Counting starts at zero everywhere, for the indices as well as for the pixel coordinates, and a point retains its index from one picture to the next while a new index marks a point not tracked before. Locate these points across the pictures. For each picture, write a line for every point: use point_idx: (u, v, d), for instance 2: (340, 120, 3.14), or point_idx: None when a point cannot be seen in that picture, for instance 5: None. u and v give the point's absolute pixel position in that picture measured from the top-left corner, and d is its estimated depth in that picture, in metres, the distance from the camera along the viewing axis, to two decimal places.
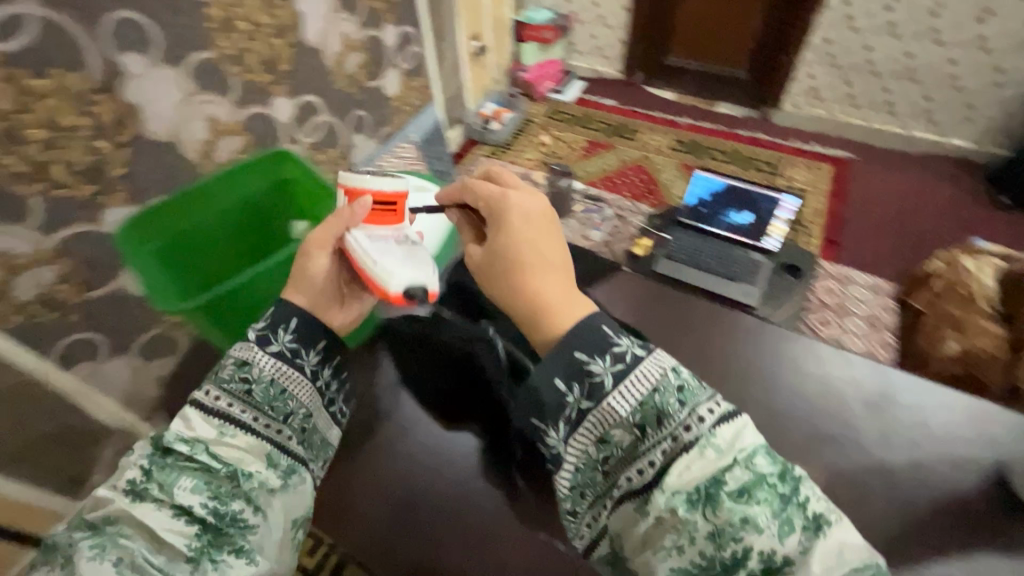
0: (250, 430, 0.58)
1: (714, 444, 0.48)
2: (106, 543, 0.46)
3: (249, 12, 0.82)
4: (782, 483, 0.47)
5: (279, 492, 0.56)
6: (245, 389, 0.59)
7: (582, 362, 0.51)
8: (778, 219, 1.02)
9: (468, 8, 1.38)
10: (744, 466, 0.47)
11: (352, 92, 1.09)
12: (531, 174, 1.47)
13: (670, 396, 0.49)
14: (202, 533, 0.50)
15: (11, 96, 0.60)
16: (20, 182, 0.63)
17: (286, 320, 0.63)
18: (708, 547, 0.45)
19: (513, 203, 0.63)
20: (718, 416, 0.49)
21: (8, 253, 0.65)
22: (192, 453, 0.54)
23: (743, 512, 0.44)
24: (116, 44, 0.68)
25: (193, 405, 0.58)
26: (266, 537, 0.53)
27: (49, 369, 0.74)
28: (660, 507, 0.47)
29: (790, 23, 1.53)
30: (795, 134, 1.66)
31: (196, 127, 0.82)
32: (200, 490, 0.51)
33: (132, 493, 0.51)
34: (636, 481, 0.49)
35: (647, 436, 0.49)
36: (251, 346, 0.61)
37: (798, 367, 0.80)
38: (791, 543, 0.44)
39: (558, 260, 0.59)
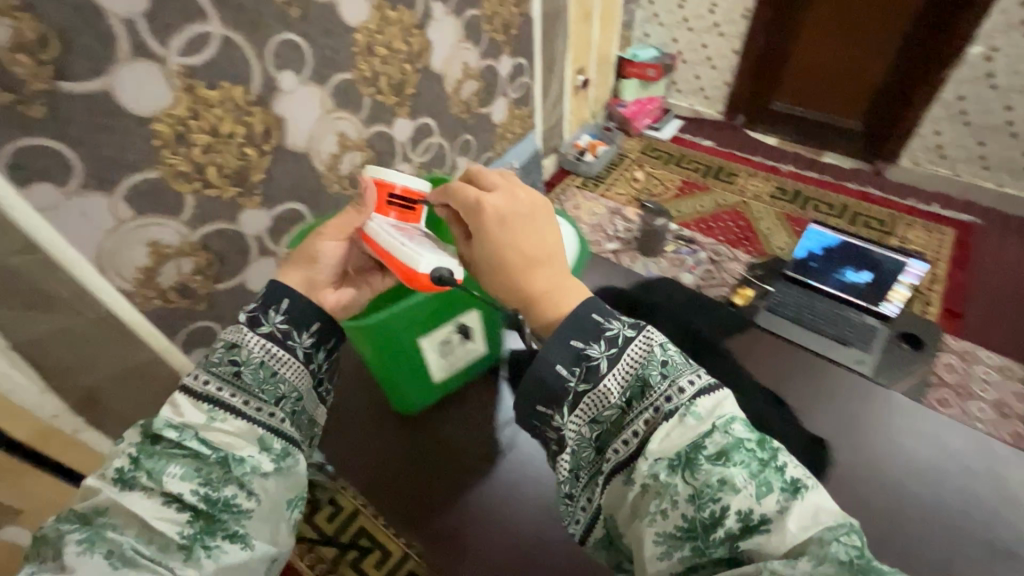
0: (239, 414, 0.51)
1: (693, 411, 0.46)
2: (93, 538, 0.41)
3: (388, 38, 0.88)
4: (759, 450, 0.43)
5: (273, 475, 0.50)
6: (235, 370, 0.52)
7: (580, 348, 0.49)
8: (901, 283, 0.93)
9: (578, 44, 1.43)
10: (723, 431, 0.44)
11: (464, 117, 1.13)
12: (622, 209, 1.45)
13: (654, 368, 0.48)
14: (195, 520, 0.45)
15: (187, 104, 0.66)
16: (180, 181, 0.69)
17: (276, 300, 0.55)
18: (689, 510, 0.41)
19: (488, 207, 0.56)
20: (699, 387, 0.47)
21: (160, 243, 0.71)
22: (180, 440, 0.48)
23: (719, 472, 0.41)
24: (277, 62, 0.74)
25: (182, 391, 0.51)
26: (263, 519, 0.48)
27: (172, 350, 0.79)
28: (643, 475, 0.44)
29: (916, 83, 1.46)
30: (911, 192, 1.56)
31: (328, 141, 0.86)
32: (190, 478, 0.46)
33: (119, 483, 0.45)
34: (621, 453, 0.47)
35: (632, 408, 0.48)
36: (241, 329, 0.54)
37: (943, 445, 0.67)
38: (771, 507, 0.40)
39: (551, 251, 0.54)
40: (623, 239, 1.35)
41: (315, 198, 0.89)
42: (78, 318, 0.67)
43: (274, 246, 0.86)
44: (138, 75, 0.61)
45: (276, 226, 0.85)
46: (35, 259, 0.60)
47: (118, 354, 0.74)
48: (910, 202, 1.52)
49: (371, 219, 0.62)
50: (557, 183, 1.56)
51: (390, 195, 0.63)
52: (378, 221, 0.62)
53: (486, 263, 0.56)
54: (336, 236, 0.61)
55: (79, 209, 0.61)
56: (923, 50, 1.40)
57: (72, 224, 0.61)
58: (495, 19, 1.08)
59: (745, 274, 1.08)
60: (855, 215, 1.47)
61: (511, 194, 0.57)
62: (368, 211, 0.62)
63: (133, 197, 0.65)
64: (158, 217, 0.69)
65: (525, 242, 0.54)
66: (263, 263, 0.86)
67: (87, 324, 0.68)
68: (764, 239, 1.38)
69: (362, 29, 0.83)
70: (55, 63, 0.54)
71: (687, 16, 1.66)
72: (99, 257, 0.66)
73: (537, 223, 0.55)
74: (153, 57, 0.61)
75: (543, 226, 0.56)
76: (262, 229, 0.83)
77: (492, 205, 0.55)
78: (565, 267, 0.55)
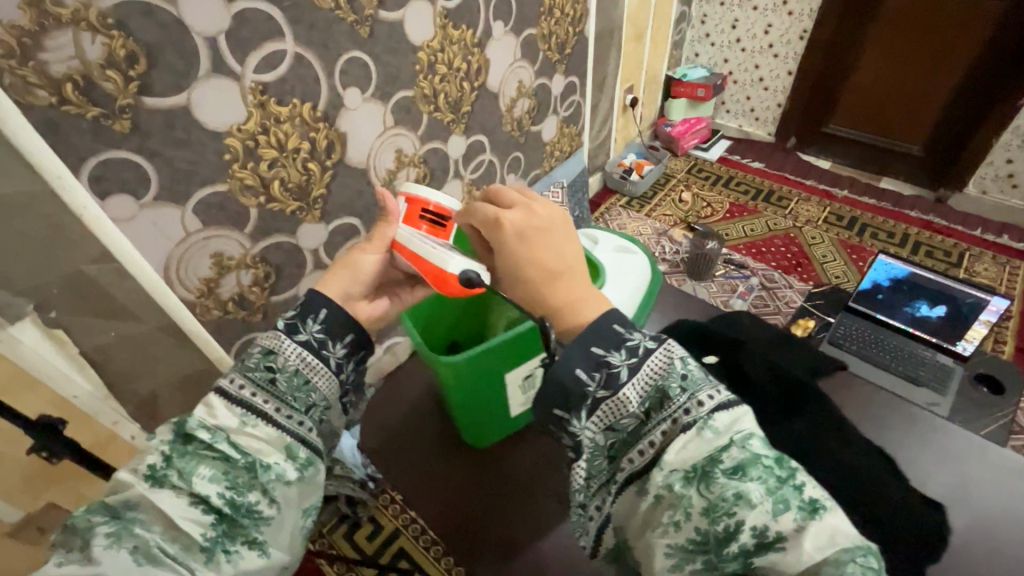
0: (270, 421, 0.47)
1: (711, 424, 0.40)
2: (121, 531, 0.38)
3: (449, 57, 0.88)
4: (778, 467, 0.38)
5: (296, 483, 0.46)
6: (269, 376, 0.48)
7: (599, 355, 0.42)
8: (979, 321, 0.88)
9: (628, 65, 1.45)
10: (741, 445, 0.38)
11: (515, 135, 1.13)
12: (669, 231, 1.43)
13: (672, 379, 0.42)
14: (218, 522, 0.42)
15: (258, 120, 0.66)
16: (247, 195, 0.70)
17: (316, 308, 0.52)
18: (702, 523, 0.37)
19: (508, 226, 0.50)
20: (719, 401, 0.41)
21: (223, 255, 0.71)
22: (212, 441, 0.44)
23: (734, 487, 0.36)
24: (344, 79, 0.74)
25: (216, 392, 0.47)
26: (284, 528, 0.45)
27: (226, 360, 0.79)
28: (657, 485, 0.40)
29: (985, 107, 1.42)
30: (978, 222, 1.49)
31: (386, 158, 0.87)
32: (218, 481, 0.42)
33: (149, 479, 0.41)
34: (637, 464, 0.42)
35: (650, 419, 0.42)
36: (278, 333, 0.50)
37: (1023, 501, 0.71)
38: (788, 525, 0.35)
39: (572, 264, 0.48)
40: (671, 262, 1.32)
41: (369, 213, 0.89)
42: (141, 327, 0.67)
43: (328, 259, 0.86)
44: (215, 91, 0.61)
45: (331, 240, 0.85)
46: (109, 268, 0.61)
47: (175, 362, 0.74)
48: (978, 233, 1.45)
49: (400, 229, 0.60)
50: (602, 202, 1.57)
51: (421, 208, 0.61)
52: (407, 230, 0.60)
53: (506, 279, 0.51)
54: (374, 249, 0.59)
55: (152, 221, 0.62)
56: (990, 74, 1.38)
57: (144, 235, 0.62)
58: (551, 39, 1.08)
59: (805, 302, 1.11)
60: (918, 244, 1.42)
61: (528, 208, 0.51)
62: (397, 221, 0.61)
63: (201, 210, 0.66)
64: (222, 229, 0.69)
65: (545, 255, 0.48)
66: (317, 276, 0.86)
67: (148, 332, 0.69)
68: (820, 266, 1.33)
69: (425, 47, 0.83)
70: (140, 79, 0.55)
71: (740, 38, 1.71)
72: (166, 268, 0.66)
73: (560, 239, 0.49)
74: (230, 74, 0.62)
75: (562, 238, 0.50)
76: (318, 242, 0.83)
77: (511, 221, 0.50)
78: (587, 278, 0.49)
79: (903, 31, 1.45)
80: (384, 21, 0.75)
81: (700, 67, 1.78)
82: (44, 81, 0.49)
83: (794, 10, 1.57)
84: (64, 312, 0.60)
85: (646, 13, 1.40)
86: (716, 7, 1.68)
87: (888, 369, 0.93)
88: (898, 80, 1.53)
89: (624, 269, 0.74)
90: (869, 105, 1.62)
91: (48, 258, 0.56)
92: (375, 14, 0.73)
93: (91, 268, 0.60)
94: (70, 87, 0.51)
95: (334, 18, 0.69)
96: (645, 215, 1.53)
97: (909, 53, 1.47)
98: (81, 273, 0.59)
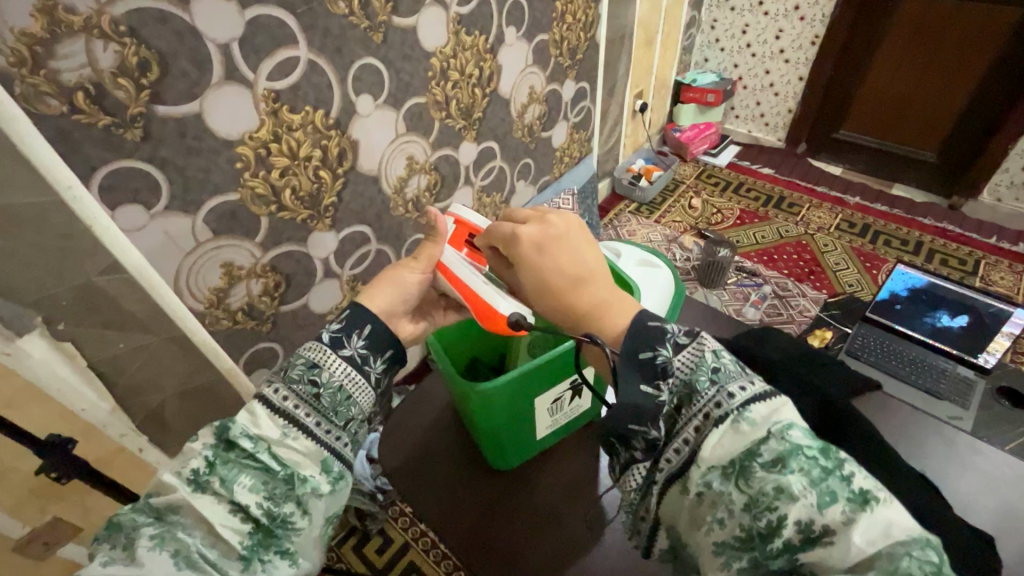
0: (311, 435, 0.45)
1: (746, 416, 0.36)
2: (163, 534, 0.37)
3: (461, 63, 0.87)
4: (823, 457, 0.34)
5: (329, 496, 0.44)
6: (314, 392, 0.46)
7: (649, 359, 0.41)
8: (1001, 333, 0.88)
9: (639, 70, 1.44)
10: (780, 436, 0.35)
11: (526, 141, 1.11)
12: (679, 238, 1.42)
13: (701, 373, 0.40)
14: (254, 531, 0.40)
15: (270, 127, 0.65)
16: (258, 204, 0.68)
17: (361, 323, 0.51)
18: (744, 519, 0.33)
19: (526, 240, 0.49)
20: (753, 392, 0.38)
21: (233, 264, 0.70)
22: (254, 451, 0.43)
23: (774, 480, 0.33)
24: (357, 86, 0.73)
25: (258, 400, 0.45)
26: (313, 541, 0.43)
27: (235, 371, 0.78)
28: (694, 482, 0.36)
29: (1003, 114, 1.41)
30: (993, 229, 1.47)
31: (398, 165, 0.85)
32: (257, 490, 0.41)
33: (191, 484, 0.40)
34: (674, 463, 0.38)
35: (682, 415, 0.40)
36: (322, 347, 0.49)
37: None
38: (837, 519, 0.31)
39: (596, 270, 0.47)
40: (682, 269, 1.32)
41: (380, 221, 0.88)
42: (151, 338, 0.66)
43: (338, 268, 0.85)
44: (228, 99, 0.60)
45: (342, 248, 0.84)
46: (118, 279, 0.60)
47: (185, 372, 0.73)
48: (993, 240, 1.44)
49: (445, 251, 0.59)
50: (610, 209, 1.56)
51: (466, 232, 0.61)
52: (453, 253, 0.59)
53: (531, 291, 0.49)
54: (418, 269, 0.57)
55: (164, 230, 0.61)
56: (1008, 81, 1.37)
57: (155, 245, 0.61)
58: (563, 45, 1.07)
59: (821, 312, 1.08)
60: (933, 252, 1.40)
61: (542, 219, 0.50)
62: (443, 242, 0.59)
63: (212, 219, 0.65)
64: (233, 238, 0.68)
65: (567, 264, 0.47)
66: (326, 285, 0.85)
67: (158, 343, 0.67)
68: (833, 274, 1.33)
69: (438, 53, 0.82)
70: (153, 86, 0.54)
71: (750, 43, 1.70)
72: (176, 278, 0.65)
73: (584, 248, 0.48)
74: (243, 81, 0.60)
75: (583, 245, 0.49)
76: (328, 251, 0.82)
77: (527, 234, 0.49)
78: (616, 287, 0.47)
79: (919, 38, 1.44)
80: (397, 27, 0.74)
81: (710, 73, 1.77)
82: (55, 89, 0.48)
83: (807, 15, 1.56)
84: (72, 324, 0.59)
85: (657, 18, 1.39)
86: (726, 12, 1.68)
87: (906, 381, 0.95)
88: (913, 87, 1.52)
89: (647, 284, 0.73)
90: (883, 111, 1.60)
91: (58, 270, 0.55)
92: (389, 20, 0.72)
93: (100, 279, 0.58)
94: (81, 95, 0.49)
95: (348, 24, 0.68)
96: (655, 221, 1.52)
97: (925, 60, 1.46)
98: (92, 285, 0.58)
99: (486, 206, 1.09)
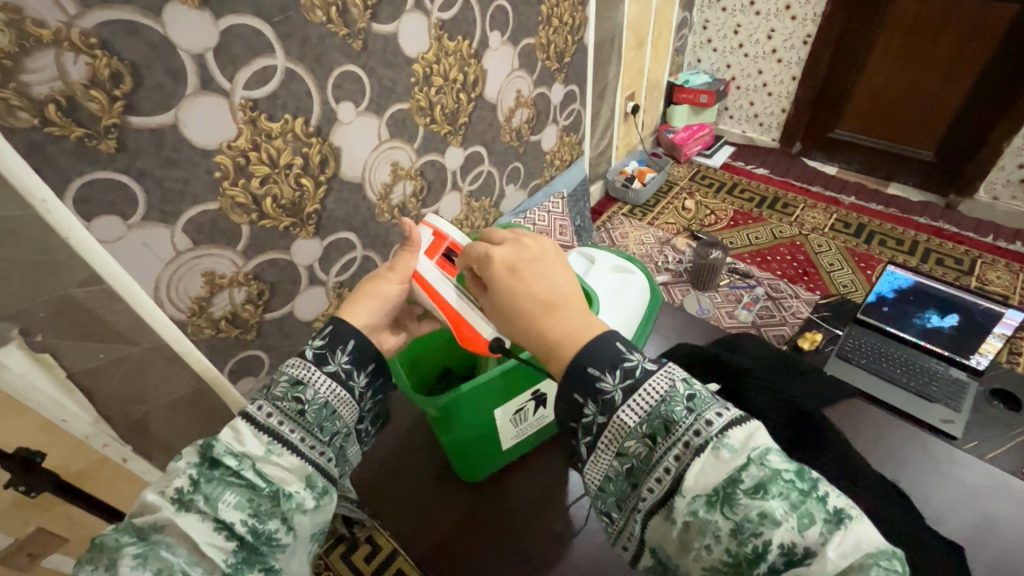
0: (297, 451, 0.44)
1: (725, 442, 0.34)
2: (147, 553, 0.36)
3: (445, 68, 0.86)
4: (800, 479, 0.32)
5: (313, 512, 0.43)
6: (298, 408, 0.45)
7: (594, 377, 0.39)
8: (993, 333, 0.87)
9: (630, 73, 1.44)
10: (759, 462, 0.33)
11: (515, 145, 1.11)
12: (672, 240, 1.42)
13: (676, 402, 0.37)
14: (238, 549, 0.39)
15: (249, 136, 0.65)
16: (238, 213, 0.68)
17: (343, 339, 0.50)
18: (731, 545, 0.32)
19: (498, 262, 0.47)
20: (729, 418, 0.36)
21: (215, 273, 0.70)
22: (238, 468, 0.41)
23: (757, 505, 0.31)
24: (337, 94, 0.73)
25: (242, 417, 0.44)
26: (296, 555, 0.42)
27: (218, 378, 0.78)
28: (680, 512, 0.34)
29: (999, 109, 1.39)
30: (989, 228, 1.46)
31: (383, 171, 0.85)
32: (242, 507, 0.40)
33: (176, 502, 0.39)
34: (657, 493, 0.36)
35: (658, 445, 0.36)
36: (306, 364, 0.48)
37: None
38: (815, 539, 0.30)
39: (571, 297, 0.44)
40: (674, 271, 1.31)
41: (366, 228, 0.88)
42: (133, 348, 0.66)
43: (324, 275, 0.85)
44: (204, 111, 0.60)
45: (328, 256, 0.84)
46: (97, 290, 0.60)
47: (168, 383, 0.73)
48: (989, 239, 1.43)
49: (421, 261, 0.59)
50: (603, 211, 1.56)
51: (442, 243, 0.60)
52: (429, 264, 0.59)
53: (501, 314, 0.46)
54: (396, 281, 0.57)
55: (142, 241, 0.61)
56: (1002, 79, 1.36)
57: (133, 256, 0.61)
58: (550, 48, 1.07)
59: (812, 314, 1.10)
60: (929, 252, 1.39)
61: (517, 242, 0.48)
62: (418, 251, 0.59)
63: (192, 229, 0.65)
64: (215, 248, 0.68)
65: (539, 286, 0.44)
66: (312, 292, 0.85)
67: (140, 353, 0.67)
68: (826, 275, 1.32)
69: (421, 59, 0.82)
70: (126, 98, 0.54)
71: (743, 43, 1.70)
72: (156, 288, 0.65)
73: (556, 274, 0.45)
74: (219, 92, 0.60)
75: (557, 271, 0.46)
76: (313, 258, 0.82)
77: (500, 256, 0.47)
78: (587, 311, 0.43)
79: (912, 39, 1.43)
80: (378, 34, 0.74)
81: (703, 74, 1.77)
82: (26, 102, 0.48)
83: (798, 14, 1.56)
84: (51, 335, 0.58)
85: (647, 20, 1.39)
86: (718, 13, 1.68)
87: (899, 385, 0.94)
88: (908, 87, 1.51)
89: (619, 292, 0.72)
90: (879, 112, 1.60)
91: (35, 283, 0.55)
92: (368, 27, 0.72)
93: (79, 291, 0.58)
94: (53, 108, 0.49)
95: (327, 32, 0.68)
96: (648, 223, 1.52)
97: (919, 60, 1.45)
98: (70, 297, 0.58)
99: (475, 211, 1.09)
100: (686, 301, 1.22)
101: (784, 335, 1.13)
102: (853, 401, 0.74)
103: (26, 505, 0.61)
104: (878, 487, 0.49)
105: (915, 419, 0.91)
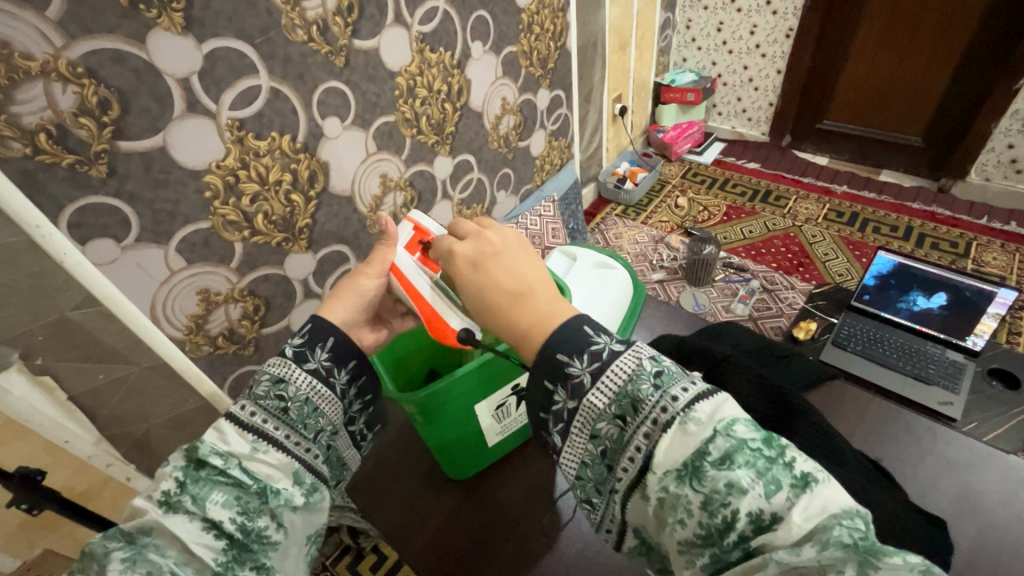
0: (284, 448, 0.45)
1: (691, 416, 0.35)
2: (135, 557, 0.35)
3: (429, 80, 0.88)
4: (766, 447, 0.33)
5: (302, 510, 0.43)
6: (281, 405, 0.46)
7: (564, 363, 0.40)
8: (987, 314, 0.88)
9: (615, 75, 1.46)
10: (725, 433, 0.33)
11: (503, 152, 1.12)
12: (666, 238, 1.42)
13: (643, 380, 0.37)
14: (229, 547, 0.39)
15: (236, 155, 0.67)
16: (230, 230, 0.70)
17: (324, 336, 0.50)
18: (703, 517, 0.32)
19: (458, 257, 0.48)
20: (696, 392, 0.36)
21: (211, 290, 0.71)
22: (224, 467, 0.41)
23: (725, 476, 0.32)
24: (323, 110, 0.74)
25: (227, 418, 0.44)
26: (291, 556, 0.42)
27: (218, 395, 0.79)
28: (653, 489, 0.34)
29: (986, 87, 1.39)
30: (984, 210, 1.46)
31: (372, 183, 0.87)
32: (230, 506, 0.39)
33: (163, 505, 0.39)
34: (631, 472, 0.36)
35: (628, 424, 0.37)
36: (287, 362, 0.48)
37: None
38: (781, 504, 0.31)
39: (535, 282, 0.45)
40: (669, 269, 1.32)
41: (358, 240, 0.89)
42: (131, 367, 0.68)
43: (318, 288, 0.86)
44: (191, 132, 0.62)
45: (321, 268, 0.85)
46: (94, 312, 0.61)
47: (167, 402, 0.74)
48: (983, 220, 1.43)
49: (399, 254, 0.58)
50: (597, 212, 1.57)
51: (422, 237, 0.61)
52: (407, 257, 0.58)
53: (470, 309, 0.47)
54: (373, 275, 0.56)
55: (136, 262, 0.62)
56: (985, 62, 1.37)
57: (130, 278, 0.62)
58: (533, 55, 1.09)
59: (807, 304, 1.10)
60: (922, 236, 1.39)
61: (479, 236, 0.49)
62: (397, 246, 0.58)
63: (185, 248, 0.66)
64: (209, 266, 0.70)
65: (502, 278, 0.45)
66: (308, 305, 0.86)
67: (140, 372, 0.69)
68: (822, 265, 1.32)
69: (404, 72, 0.83)
70: (114, 124, 0.55)
71: (726, 40, 1.72)
72: (153, 307, 0.66)
73: (515, 260, 0.46)
74: (206, 113, 0.62)
75: (518, 258, 0.47)
76: (307, 272, 0.83)
77: (462, 252, 0.48)
78: (555, 295, 0.44)
79: (893, 25, 1.44)
80: (359, 50, 0.75)
81: (690, 72, 1.78)
82: (17, 132, 0.49)
83: (779, 9, 1.58)
84: (51, 358, 0.60)
85: (629, 23, 1.42)
86: (700, 12, 1.70)
87: (896, 370, 0.95)
88: (893, 72, 1.52)
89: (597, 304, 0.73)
90: (865, 99, 1.61)
91: (32, 307, 0.56)
92: (350, 44, 0.74)
93: (76, 313, 0.60)
94: (43, 137, 0.51)
95: (308, 50, 0.69)
96: (642, 222, 1.53)
97: (903, 44, 1.46)
98: (67, 319, 0.59)
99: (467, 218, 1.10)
100: (682, 298, 1.23)
101: (780, 326, 1.14)
102: (847, 387, 0.75)
103: (32, 528, 0.62)
104: (865, 470, 0.50)
105: (914, 404, 0.92)
